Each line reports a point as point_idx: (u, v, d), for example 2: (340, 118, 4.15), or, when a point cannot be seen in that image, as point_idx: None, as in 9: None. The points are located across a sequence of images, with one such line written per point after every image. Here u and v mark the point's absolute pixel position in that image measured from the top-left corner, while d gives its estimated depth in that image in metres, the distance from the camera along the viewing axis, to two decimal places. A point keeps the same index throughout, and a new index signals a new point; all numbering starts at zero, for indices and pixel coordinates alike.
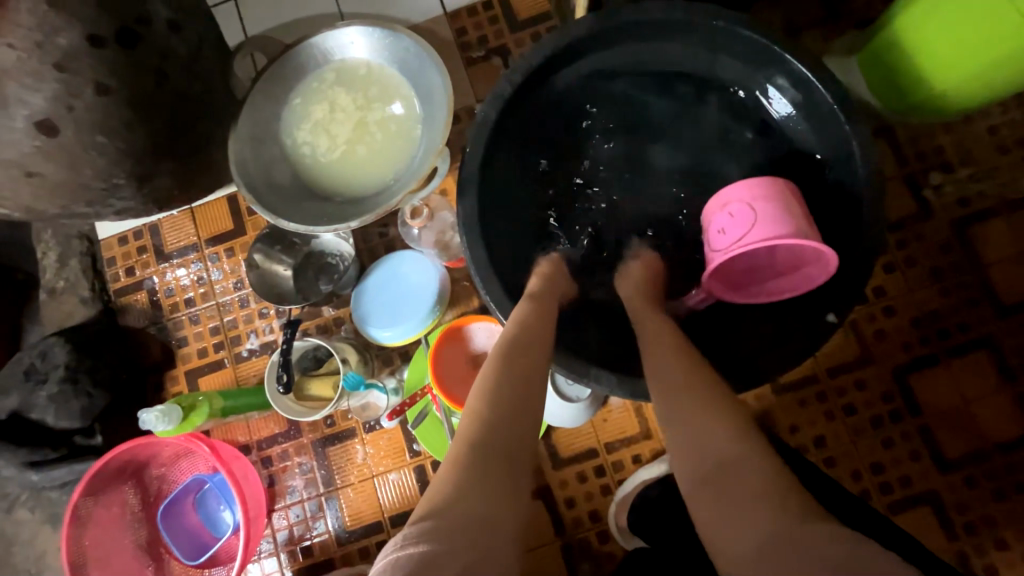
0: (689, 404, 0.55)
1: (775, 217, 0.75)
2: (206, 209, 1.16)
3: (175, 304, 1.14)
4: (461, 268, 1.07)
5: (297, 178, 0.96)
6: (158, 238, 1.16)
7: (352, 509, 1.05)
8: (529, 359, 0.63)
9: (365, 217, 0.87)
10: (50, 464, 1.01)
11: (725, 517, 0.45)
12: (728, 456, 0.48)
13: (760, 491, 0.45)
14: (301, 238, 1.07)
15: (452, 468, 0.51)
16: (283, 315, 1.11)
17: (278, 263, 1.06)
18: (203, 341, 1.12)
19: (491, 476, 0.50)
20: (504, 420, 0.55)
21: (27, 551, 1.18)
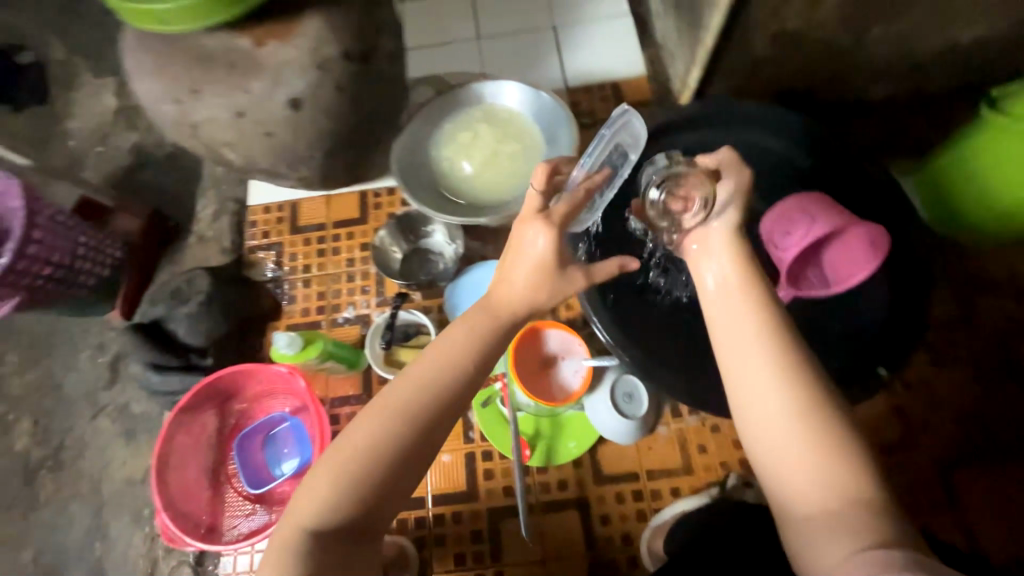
0: (800, 433, 0.61)
1: (828, 215, 0.92)
2: (339, 198, 1.40)
3: (293, 268, 1.34)
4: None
5: (433, 183, 1.17)
6: (295, 213, 1.40)
7: None
8: (438, 379, 0.69)
9: (492, 219, 1.07)
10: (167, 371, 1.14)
11: (825, 542, 0.57)
12: (830, 492, 0.58)
13: (858, 523, 0.56)
14: (419, 230, 1.27)
15: (333, 485, 0.64)
16: (381, 295, 1.29)
17: (394, 245, 1.26)
18: (308, 303, 1.30)
19: (360, 496, 0.64)
20: (371, 493, 0.64)
21: (96, 458, 1.30)
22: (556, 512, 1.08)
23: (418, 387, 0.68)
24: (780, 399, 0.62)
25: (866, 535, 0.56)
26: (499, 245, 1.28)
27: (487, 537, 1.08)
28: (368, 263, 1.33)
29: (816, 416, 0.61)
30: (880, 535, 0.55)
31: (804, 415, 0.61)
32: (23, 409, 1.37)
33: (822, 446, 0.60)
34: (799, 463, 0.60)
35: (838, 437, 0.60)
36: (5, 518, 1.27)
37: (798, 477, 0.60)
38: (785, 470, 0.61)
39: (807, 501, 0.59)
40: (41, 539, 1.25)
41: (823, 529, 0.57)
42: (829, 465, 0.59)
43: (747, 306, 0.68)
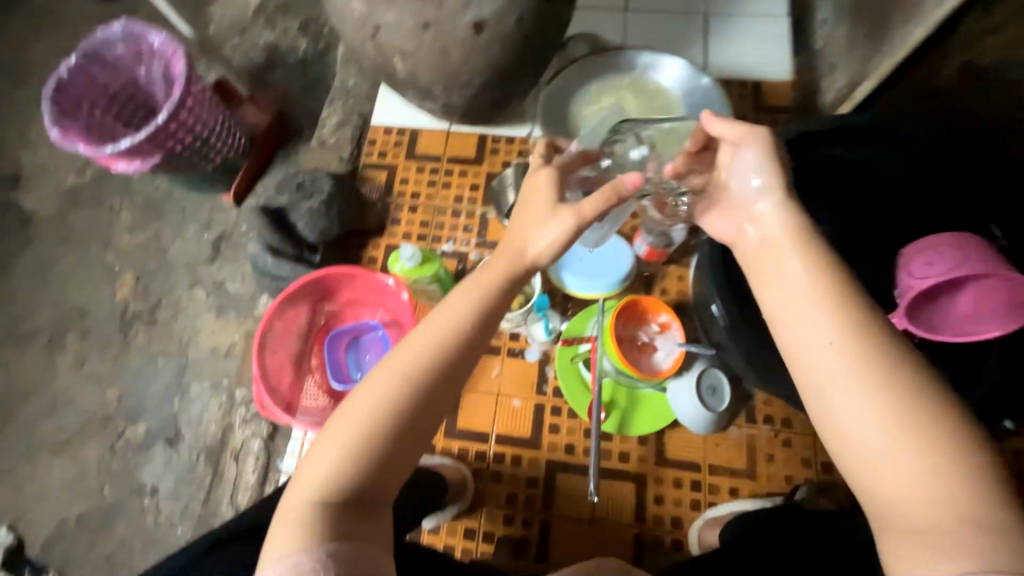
0: (891, 438, 0.53)
1: (985, 257, 0.85)
2: (459, 136, 1.42)
3: (402, 192, 1.38)
4: (655, 261, 1.22)
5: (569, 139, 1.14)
6: (414, 140, 1.43)
7: (468, 412, 1.17)
8: (445, 340, 0.65)
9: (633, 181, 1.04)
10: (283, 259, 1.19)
11: (930, 554, 0.50)
12: (932, 501, 0.51)
13: (958, 535, 0.49)
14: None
15: (342, 457, 0.60)
16: (482, 237, 1.32)
17: (510, 188, 1.29)
18: (411, 228, 1.34)
19: (371, 460, 0.60)
20: (374, 458, 0.60)
21: (187, 323, 1.38)
22: (612, 480, 1.10)
23: (416, 352, 0.64)
24: (862, 403, 0.54)
25: (972, 540, 0.49)
26: None
27: (541, 485, 1.11)
28: (474, 204, 1.35)
29: (912, 421, 0.53)
30: (995, 542, 0.49)
31: (895, 407, 0.53)
32: (129, 264, 1.46)
33: (920, 453, 0.52)
34: (889, 464, 0.53)
35: (938, 429, 0.52)
36: (98, 356, 1.37)
37: (889, 480, 0.53)
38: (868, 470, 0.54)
39: (903, 510, 0.52)
40: (127, 384, 1.34)
41: (918, 537, 0.51)
42: (933, 475, 0.51)
43: (813, 289, 0.61)
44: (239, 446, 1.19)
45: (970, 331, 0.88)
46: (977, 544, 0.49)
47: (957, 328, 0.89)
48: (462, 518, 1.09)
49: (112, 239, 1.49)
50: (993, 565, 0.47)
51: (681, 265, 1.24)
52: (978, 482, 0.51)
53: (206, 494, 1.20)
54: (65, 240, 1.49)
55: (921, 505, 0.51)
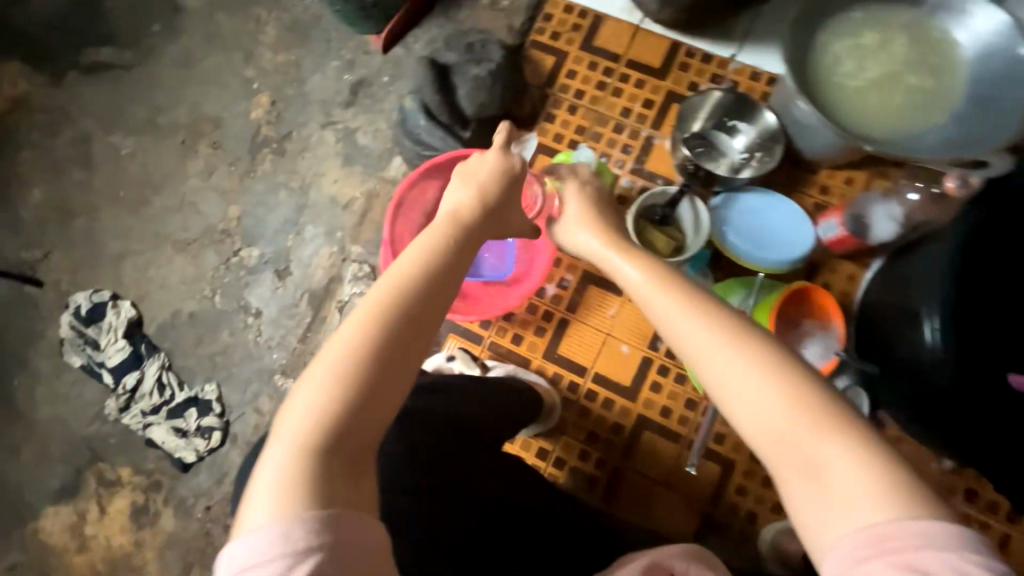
0: (760, 390, 0.52)
1: None
2: (649, 37, 1.20)
3: (566, 86, 1.21)
4: (836, 249, 1.04)
5: (807, 74, 0.91)
6: (596, 28, 1.23)
7: (572, 342, 1.12)
8: (412, 290, 0.63)
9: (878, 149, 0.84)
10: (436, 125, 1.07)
11: (837, 520, 0.46)
12: (804, 444, 0.49)
13: (861, 489, 0.46)
14: (738, 118, 1.09)
15: (302, 425, 0.54)
16: (640, 164, 1.17)
17: (700, 114, 1.10)
18: (565, 130, 1.20)
19: (344, 412, 0.55)
20: (354, 395, 0.55)
21: (312, 163, 1.35)
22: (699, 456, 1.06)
23: (404, 280, 0.63)
24: (717, 362, 0.55)
25: (866, 490, 0.46)
26: (791, 180, 1.10)
27: (625, 435, 1.08)
28: (642, 123, 1.18)
29: (759, 352, 0.54)
30: (873, 480, 0.46)
31: (810, 395, 0.51)
32: (267, 85, 1.41)
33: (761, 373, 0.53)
34: (801, 432, 0.50)
35: (830, 404, 0.51)
36: (226, 171, 1.38)
37: (785, 444, 0.50)
38: (803, 461, 0.49)
39: (797, 468, 0.49)
40: (248, 206, 1.36)
41: (851, 516, 0.45)
42: (788, 416, 0.51)
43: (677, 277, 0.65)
44: (345, 299, 1.24)
45: None
46: (864, 482, 0.46)
47: None
48: (539, 438, 1.09)
49: (255, 53, 1.42)
50: (903, 518, 0.43)
51: (857, 265, 1.07)
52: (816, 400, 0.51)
53: (304, 332, 1.26)
54: (210, 41, 1.45)
55: (809, 457, 0.49)
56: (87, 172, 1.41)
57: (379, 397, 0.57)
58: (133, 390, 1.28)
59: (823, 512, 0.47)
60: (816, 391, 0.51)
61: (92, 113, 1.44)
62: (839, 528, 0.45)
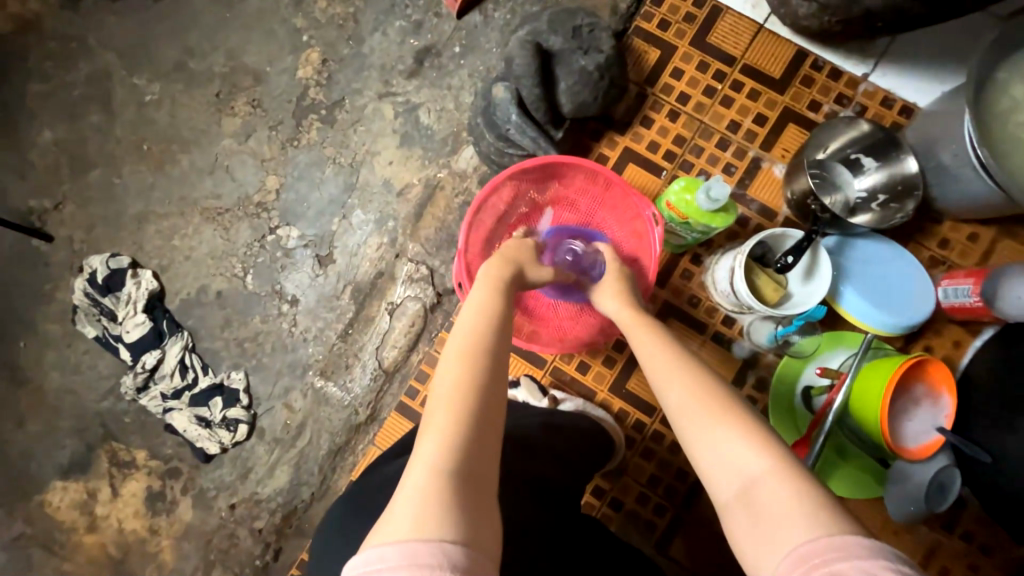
0: (699, 424, 0.57)
1: None
2: (772, 41, 1.05)
3: (670, 87, 1.06)
4: (961, 315, 0.94)
5: (980, 121, 0.79)
6: (712, 23, 1.06)
7: (644, 378, 1.03)
8: (498, 336, 0.68)
9: None
10: (529, 120, 0.92)
11: (777, 540, 0.46)
12: (749, 476, 0.52)
13: (787, 507, 0.48)
14: (876, 152, 0.95)
15: (433, 453, 0.53)
16: (742, 187, 1.04)
17: (831, 143, 0.96)
18: (662, 139, 1.06)
19: (462, 439, 0.55)
20: (475, 415, 0.58)
21: (366, 138, 1.19)
22: None
23: (479, 323, 0.69)
24: (670, 401, 0.61)
25: (799, 510, 0.47)
26: (910, 229, 0.99)
27: (688, 483, 1.01)
28: (750, 141, 1.04)
29: (705, 391, 0.60)
30: (810, 508, 0.47)
31: (734, 418, 0.56)
32: (319, 39, 1.23)
33: (705, 411, 0.58)
34: (736, 457, 0.53)
35: (762, 430, 0.55)
36: (266, 135, 1.22)
37: (723, 474, 0.53)
38: (733, 483, 0.52)
39: (734, 497, 0.52)
40: (289, 179, 1.21)
41: (786, 544, 0.46)
42: (733, 450, 0.54)
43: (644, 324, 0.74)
44: (397, 302, 1.13)
45: None
46: (801, 512, 0.47)
47: None
48: (596, 477, 1.02)
49: None
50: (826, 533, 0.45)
51: (967, 331, 0.98)
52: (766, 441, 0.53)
53: (345, 328, 1.15)
54: None
55: (745, 475, 0.52)
56: (106, 117, 1.24)
57: (487, 429, 0.57)
58: (153, 370, 1.18)
59: (763, 538, 0.48)
60: (745, 414, 0.57)
61: (114, 47, 1.25)
62: (772, 553, 0.46)
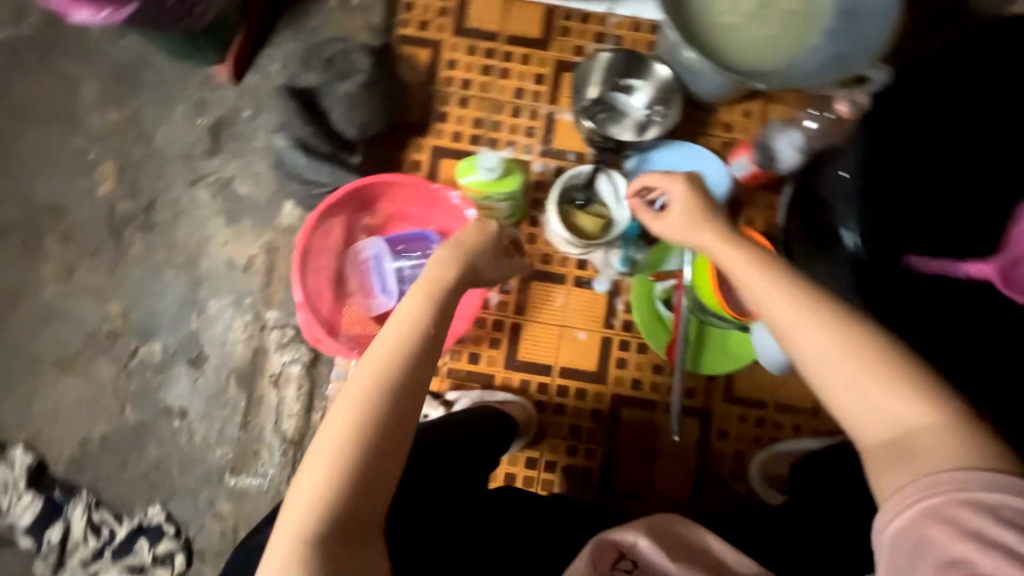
0: (844, 368, 0.57)
1: None
2: (522, 7, 1.12)
3: (450, 79, 1.11)
4: (751, 184, 1.08)
5: (690, 20, 0.89)
6: (465, 9, 1.12)
7: (531, 344, 1.09)
8: (399, 363, 0.61)
9: (771, 85, 0.85)
10: (316, 159, 0.94)
11: (903, 468, 0.53)
12: (903, 430, 0.55)
13: (942, 450, 0.52)
14: (636, 75, 1.06)
15: (309, 518, 0.54)
16: (546, 144, 1.11)
17: (594, 81, 1.07)
18: (462, 127, 1.11)
19: (345, 498, 0.55)
20: (356, 468, 0.56)
21: (193, 230, 1.17)
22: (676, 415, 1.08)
23: (383, 350, 0.61)
24: (803, 348, 0.60)
25: (972, 455, 0.52)
26: (694, 127, 1.11)
27: (604, 418, 1.08)
28: (538, 100, 1.11)
29: (828, 329, 0.59)
30: (970, 443, 0.52)
31: (898, 377, 0.56)
32: (108, 151, 1.19)
33: (836, 351, 0.58)
34: (872, 395, 0.56)
35: (914, 369, 0.56)
36: (90, 265, 1.17)
37: (875, 420, 0.56)
38: (846, 402, 0.57)
39: (870, 439, 0.56)
40: (131, 297, 1.17)
41: (908, 464, 0.53)
42: (886, 400, 0.56)
43: (749, 262, 0.67)
44: (277, 371, 1.11)
45: None
46: (949, 437, 0.53)
47: None
48: (524, 450, 1.07)
49: (78, 117, 1.19)
50: (980, 463, 0.51)
51: (774, 193, 1.10)
52: (932, 394, 0.55)
53: (244, 417, 1.13)
54: (18, 116, 1.19)
55: (898, 427, 0.55)
56: None
57: (375, 477, 0.57)
58: (62, 543, 1.10)
59: (897, 466, 0.54)
60: (865, 336, 0.58)
61: None
62: (897, 477, 0.53)
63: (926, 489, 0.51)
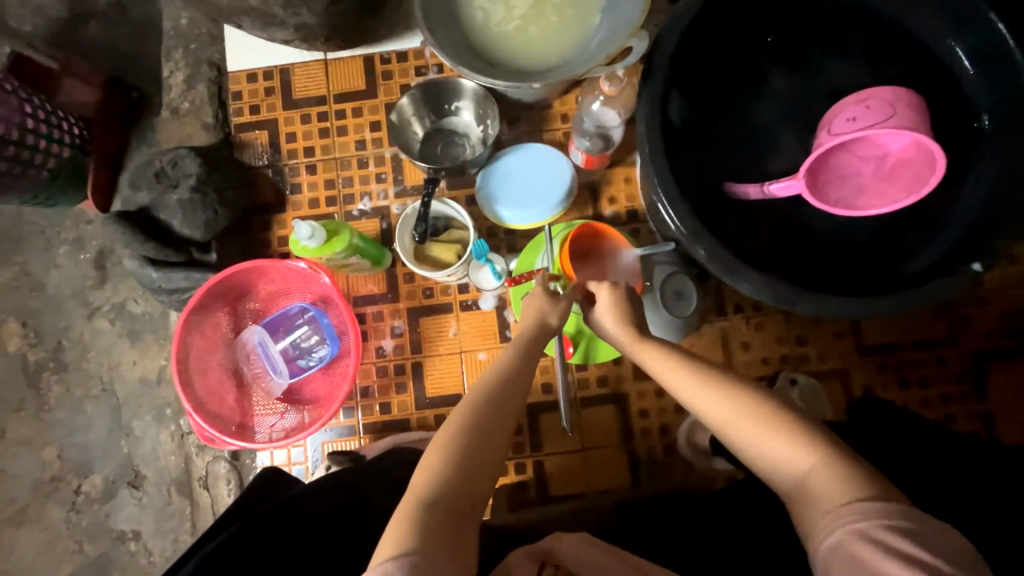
0: (772, 437, 0.64)
1: (908, 121, 0.76)
2: (340, 64, 1.15)
3: (293, 151, 1.15)
4: (596, 167, 1.09)
5: (467, 40, 0.92)
6: (288, 82, 1.15)
7: (436, 378, 1.09)
8: (511, 399, 0.72)
9: (548, 80, 0.87)
10: (170, 266, 1.05)
11: (818, 507, 0.57)
12: (808, 474, 0.61)
13: (848, 487, 0.57)
14: (445, 105, 1.09)
15: (405, 521, 0.60)
16: (399, 185, 1.13)
17: (416, 120, 1.09)
18: (316, 192, 1.14)
19: (441, 517, 0.61)
20: (453, 479, 0.64)
21: (102, 359, 1.21)
22: (595, 407, 1.08)
23: (493, 383, 0.72)
24: (719, 417, 0.68)
25: (856, 480, 0.58)
26: (533, 126, 1.13)
27: (526, 430, 1.08)
28: (380, 145, 1.14)
29: (756, 408, 0.66)
30: (869, 473, 0.58)
31: (780, 423, 0.64)
32: (7, 310, 1.24)
33: (765, 424, 0.65)
34: (797, 451, 0.62)
35: (796, 420, 0.65)
36: (18, 420, 1.22)
37: (778, 466, 0.63)
38: (768, 458, 0.64)
39: (791, 488, 0.61)
40: (62, 439, 1.21)
41: (816, 505, 0.58)
42: (793, 454, 0.62)
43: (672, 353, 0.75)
44: (204, 473, 1.13)
45: (866, 203, 0.81)
46: (844, 472, 0.59)
47: (854, 199, 0.82)
48: None
49: None
50: (871, 493, 0.56)
51: (627, 166, 1.11)
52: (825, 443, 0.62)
53: (191, 524, 1.15)
54: None
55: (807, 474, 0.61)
56: None
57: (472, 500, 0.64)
58: None
59: (811, 510, 0.58)
60: (775, 406, 0.66)
61: None
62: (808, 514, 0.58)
63: (836, 522, 0.55)
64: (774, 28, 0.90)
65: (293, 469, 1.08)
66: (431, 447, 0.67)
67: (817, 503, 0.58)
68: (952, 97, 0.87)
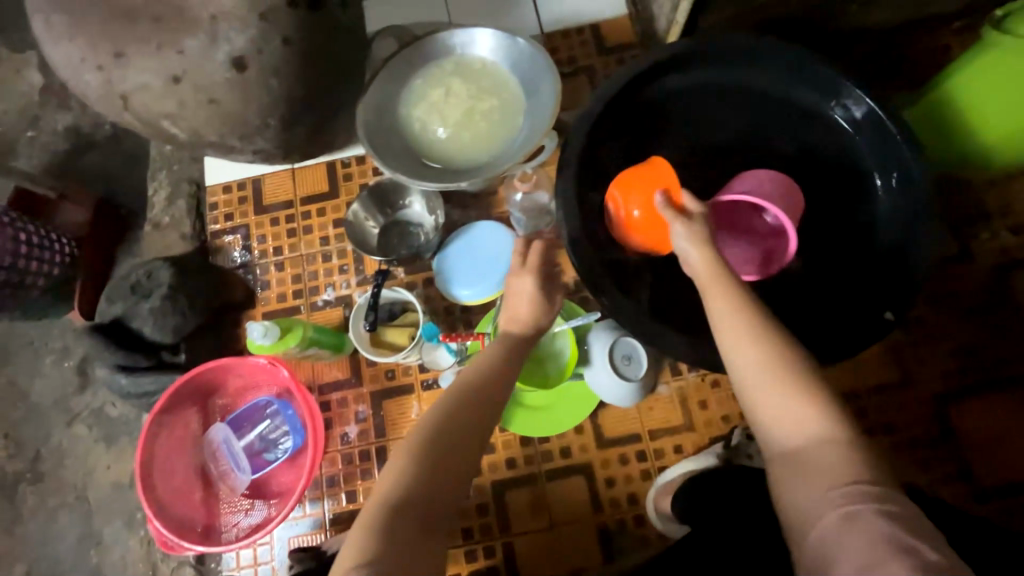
0: (790, 400, 0.62)
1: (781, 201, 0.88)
2: (306, 171, 1.28)
3: (262, 251, 1.24)
4: None
5: (407, 147, 1.05)
6: (259, 190, 1.28)
7: None
8: (483, 403, 0.73)
9: (474, 180, 0.97)
10: (141, 370, 1.12)
11: (814, 483, 0.57)
12: (817, 443, 0.60)
13: (853, 465, 0.57)
14: (396, 201, 1.20)
15: (369, 530, 0.61)
16: (361, 274, 1.21)
17: (369, 218, 1.19)
18: (284, 287, 1.21)
19: (406, 525, 0.62)
20: (419, 487, 0.65)
21: (77, 466, 1.23)
22: (561, 479, 1.07)
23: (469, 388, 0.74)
24: (746, 369, 0.66)
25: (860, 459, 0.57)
26: (482, 211, 1.22)
27: (493, 509, 1.07)
28: (342, 240, 1.24)
29: (783, 369, 0.64)
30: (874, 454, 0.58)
31: (806, 387, 0.62)
32: None
33: (788, 386, 0.63)
34: (810, 419, 0.61)
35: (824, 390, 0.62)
36: None
37: (791, 432, 0.62)
38: (782, 422, 0.62)
39: (793, 452, 0.60)
40: (33, 554, 1.20)
41: (816, 478, 0.57)
42: (808, 420, 0.61)
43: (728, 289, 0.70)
44: None
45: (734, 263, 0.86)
46: (850, 447, 0.58)
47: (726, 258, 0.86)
48: None
49: None
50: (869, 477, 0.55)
51: None
52: (840, 417, 0.61)
53: None
54: None
55: (808, 451, 0.60)
56: None
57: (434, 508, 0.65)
58: None
59: (805, 482, 0.58)
60: (805, 372, 0.64)
61: None
62: (805, 487, 0.57)
63: (831, 499, 0.54)
64: (678, 115, 1.01)
65: (259, 570, 1.06)
66: (402, 449, 0.68)
67: (822, 475, 0.57)
68: (843, 160, 0.97)
